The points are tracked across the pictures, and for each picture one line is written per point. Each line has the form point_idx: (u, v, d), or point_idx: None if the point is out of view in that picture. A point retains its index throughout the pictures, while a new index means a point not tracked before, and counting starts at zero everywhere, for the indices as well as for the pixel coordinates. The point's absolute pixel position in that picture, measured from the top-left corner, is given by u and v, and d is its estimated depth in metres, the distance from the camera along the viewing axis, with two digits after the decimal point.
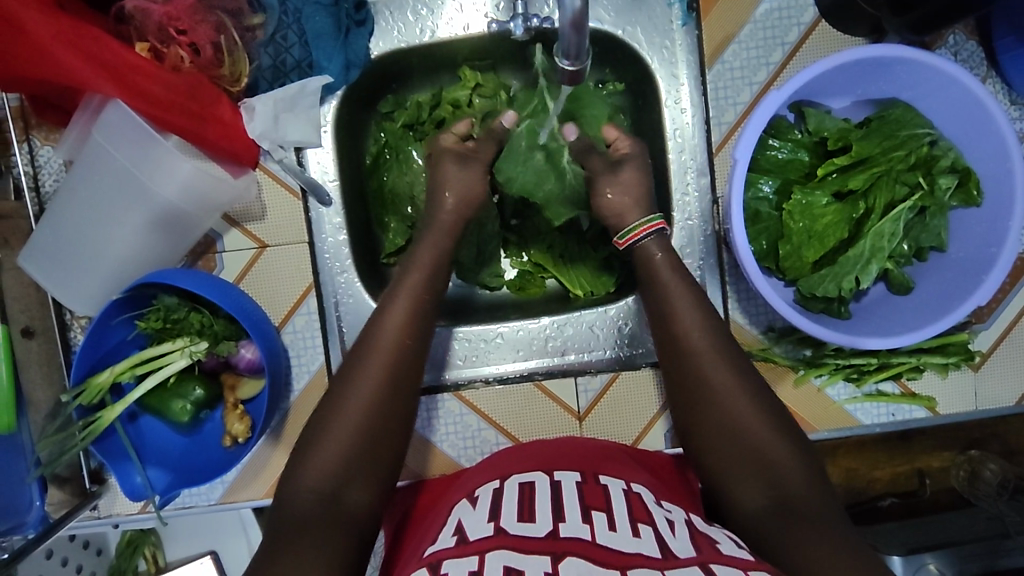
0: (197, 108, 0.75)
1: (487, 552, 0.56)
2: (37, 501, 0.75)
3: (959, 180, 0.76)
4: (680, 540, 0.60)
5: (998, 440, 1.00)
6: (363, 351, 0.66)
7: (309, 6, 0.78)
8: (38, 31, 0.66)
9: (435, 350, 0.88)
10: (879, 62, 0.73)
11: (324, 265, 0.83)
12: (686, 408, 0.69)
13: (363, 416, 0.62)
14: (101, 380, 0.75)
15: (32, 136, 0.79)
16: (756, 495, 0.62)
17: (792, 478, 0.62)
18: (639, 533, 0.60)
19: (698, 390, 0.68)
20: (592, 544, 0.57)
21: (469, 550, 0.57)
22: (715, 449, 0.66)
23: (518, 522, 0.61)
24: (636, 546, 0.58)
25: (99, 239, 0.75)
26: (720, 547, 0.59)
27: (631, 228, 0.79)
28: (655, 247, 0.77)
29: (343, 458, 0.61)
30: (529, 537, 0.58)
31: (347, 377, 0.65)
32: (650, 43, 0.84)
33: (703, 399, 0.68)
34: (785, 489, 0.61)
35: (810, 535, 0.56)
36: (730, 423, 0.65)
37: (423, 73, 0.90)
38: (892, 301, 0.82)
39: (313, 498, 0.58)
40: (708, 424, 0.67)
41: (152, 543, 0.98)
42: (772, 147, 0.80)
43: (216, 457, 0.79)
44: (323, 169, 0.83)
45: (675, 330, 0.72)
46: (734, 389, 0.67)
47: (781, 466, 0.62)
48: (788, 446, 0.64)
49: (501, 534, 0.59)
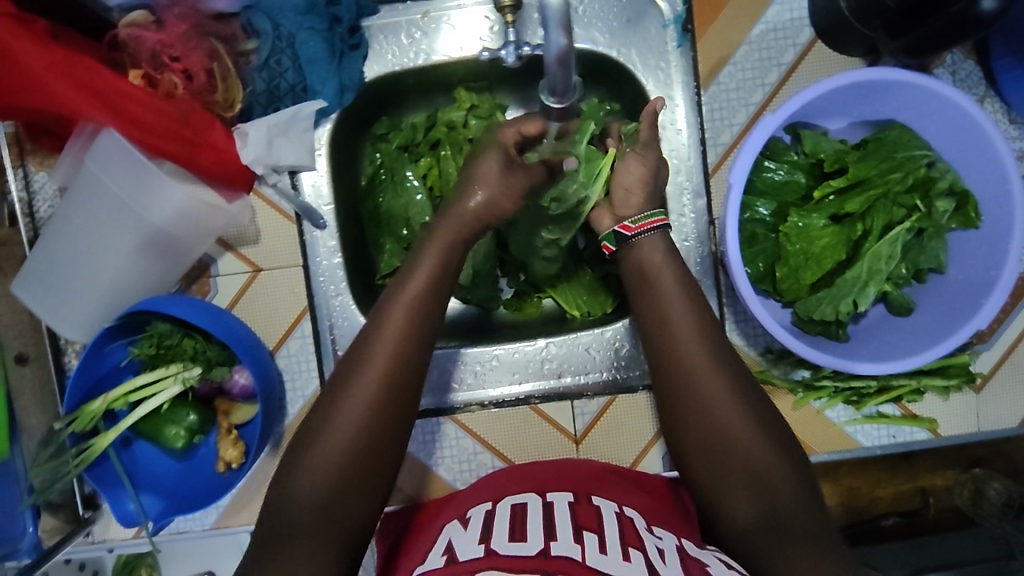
0: (190, 133, 0.75)
1: (480, 571, 0.56)
2: (30, 529, 0.74)
3: (957, 203, 0.75)
4: (670, 567, 0.59)
5: (1003, 459, 0.98)
6: (331, 386, 0.65)
7: (303, 31, 0.78)
8: (30, 61, 0.67)
9: (440, 368, 0.87)
10: (875, 85, 0.73)
11: (319, 287, 0.82)
12: (670, 410, 0.69)
13: (377, 453, 0.62)
14: (94, 407, 0.74)
15: (27, 161, 0.79)
16: (746, 506, 0.62)
17: (785, 485, 0.62)
18: (629, 556, 0.59)
19: (686, 404, 0.67)
20: (582, 565, 0.56)
21: (458, 570, 0.57)
22: (694, 454, 0.67)
23: (510, 542, 0.60)
24: (626, 569, 0.57)
25: (92, 266, 0.75)
26: (710, 568, 0.60)
27: (642, 216, 0.76)
28: (657, 241, 0.75)
29: (316, 488, 0.59)
30: (520, 556, 0.57)
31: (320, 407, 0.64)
32: (644, 66, 0.83)
33: (691, 418, 0.67)
34: (776, 500, 0.61)
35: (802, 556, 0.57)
36: (724, 441, 0.64)
37: (418, 95, 0.89)
38: (892, 322, 0.81)
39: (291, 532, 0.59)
40: (686, 421, 0.67)
41: (148, 564, 0.96)
42: (768, 169, 0.79)
43: (209, 483, 0.78)
44: (318, 193, 0.82)
45: (659, 335, 0.70)
46: (719, 407, 0.66)
47: (765, 465, 0.63)
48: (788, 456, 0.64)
49: (494, 555, 0.58)
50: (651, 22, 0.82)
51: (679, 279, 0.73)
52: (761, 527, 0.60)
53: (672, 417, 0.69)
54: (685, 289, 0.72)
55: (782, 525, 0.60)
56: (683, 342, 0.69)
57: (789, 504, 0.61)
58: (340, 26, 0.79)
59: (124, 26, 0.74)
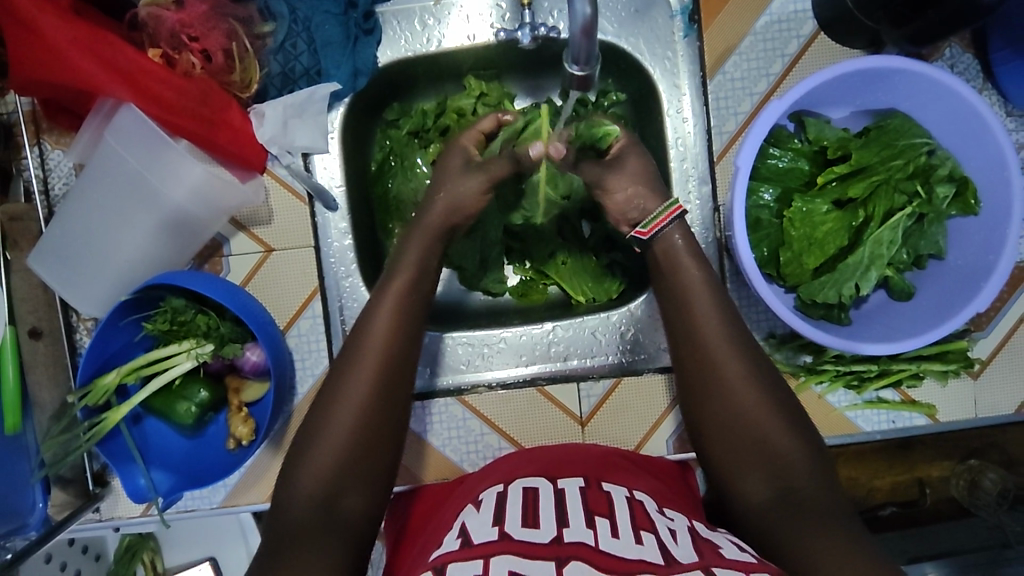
0: (208, 114, 0.76)
1: (492, 556, 0.56)
2: (40, 503, 0.75)
3: (956, 189, 0.77)
4: (682, 547, 0.60)
5: (998, 450, 1.00)
6: (348, 361, 0.66)
7: (319, 14, 0.80)
8: (56, 37, 0.68)
9: (427, 357, 0.89)
10: (877, 73, 0.75)
11: (328, 267, 0.84)
12: (692, 389, 0.69)
13: (382, 423, 0.64)
14: (106, 381, 0.75)
15: (43, 139, 0.80)
16: (761, 486, 0.63)
17: (800, 465, 0.63)
18: (641, 540, 0.60)
19: (704, 383, 0.68)
20: (595, 549, 0.57)
21: (474, 553, 0.57)
22: (715, 435, 0.67)
23: (523, 528, 0.61)
24: (638, 551, 0.58)
25: (109, 241, 0.76)
26: (722, 552, 0.59)
27: (653, 216, 0.75)
28: (675, 232, 0.75)
29: (338, 454, 0.62)
30: (534, 543, 0.59)
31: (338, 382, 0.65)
32: (653, 55, 0.86)
33: (709, 397, 0.68)
34: (793, 480, 0.62)
35: (810, 532, 0.57)
36: (743, 421, 0.65)
37: (428, 82, 0.91)
38: (893, 307, 0.83)
39: (310, 503, 0.60)
40: (703, 401, 0.68)
41: (151, 548, 0.98)
42: (773, 156, 0.81)
43: (220, 459, 0.79)
44: (331, 175, 0.84)
45: (681, 314, 0.71)
46: (739, 383, 0.66)
47: (786, 446, 0.64)
48: (801, 430, 0.65)
49: (506, 539, 0.59)
50: (659, 12, 0.85)
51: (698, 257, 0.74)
52: (777, 507, 0.61)
53: (696, 399, 0.69)
54: (705, 269, 0.73)
55: (796, 504, 0.61)
56: (704, 324, 0.69)
57: (798, 482, 0.62)
58: (356, 11, 0.81)
59: (144, 5, 0.75)
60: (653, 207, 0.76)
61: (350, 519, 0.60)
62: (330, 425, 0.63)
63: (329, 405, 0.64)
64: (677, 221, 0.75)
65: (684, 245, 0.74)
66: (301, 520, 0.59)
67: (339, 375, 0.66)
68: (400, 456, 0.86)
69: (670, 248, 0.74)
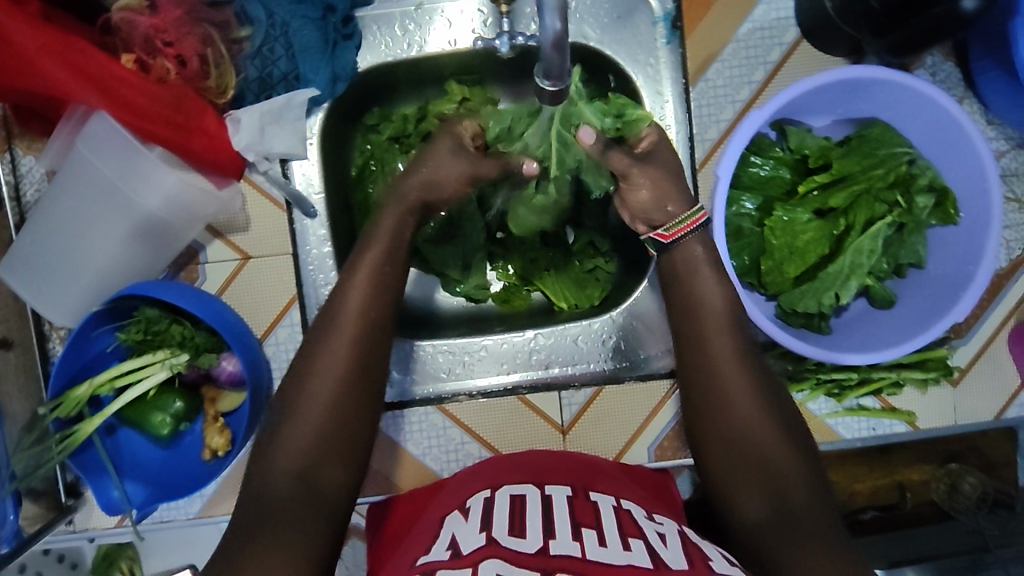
0: (181, 120, 0.74)
1: (480, 562, 0.56)
2: (11, 515, 0.71)
3: (936, 199, 0.77)
4: (672, 550, 0.60)
5: (977, 454, 0.99)
6: (311, 370, 0.63)
7: (297, 19, 0.78)
8: (25, 42, 0.66)
9: (401, 361, 0.87)
10: (858, 83, 0.74)
11: (308, 276, 0.82)
12: (694, 400, 0.69)
13: (357, 428, 0.63)
14: (79, 394, 0.73)
15: (15, 145, 0.78)
16: (758, 504, 0.62)
17: (798, 477, 0.62)
18: (629, 546, 0.60)
19: (711, 393, 0.67)
20: (583, 562, 0.56)
21: (462, 561, 0.57)
22: (719, 448, 0.66)
23: (510, 535, 0.60)
24: (626, 558, 0.58)
25: (79, 249, 0.75)
26: (712, 564, 0.59)
27: (677, 220, 0.74)
28: (696, 242, 0.74)
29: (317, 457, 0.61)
30: (522, 551, 0.58)
31: (307, 398, 0.62)
32: (634, 60, 0.85)
33: (713, 405, 0.67)
34: (791, 501, 0.60)
35: (802, 541, 0.57)
36: (744, 433, 0.64)
37: (410, 87, 0.90)
38: (874, 316, 0.82)
39: (287, 480, 0.59)
40: (708, 411, 0.67)
41: (130, 556, 0.96)
42: (754, 164, 0.80)
43: (194, 470, 0.78)
44: (308, 181, 0.82)
45: (692, 323, 0.71)
46: (745, 394, 0.66)
47: (788, 467, 0.62)
48: (795, 443, 0.64)
49: (493, 545, 0.59)
50: (642, 18, 0.84)
51: (711, 267, 0.72)
52: (771, 524, 0.60)
53: (698, 409, 0.68)
54: (693, 266, 0.73)
55: (792, 521, 0.59)
56: (712, 338, 0.69)
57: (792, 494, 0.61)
58: (334, 15, 0.79)
59: (118, 9, 0.73)
60: (679, 212, 0.75)
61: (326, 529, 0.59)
62: (302, 435, 0.61)
63: (302, 413, 0.62)
64: (699, 231, 0.74)
65: (703, 255, 0.73)
66: None
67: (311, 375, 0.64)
68: (380, 464, 0.86)
69: (686, 254, 0.73)
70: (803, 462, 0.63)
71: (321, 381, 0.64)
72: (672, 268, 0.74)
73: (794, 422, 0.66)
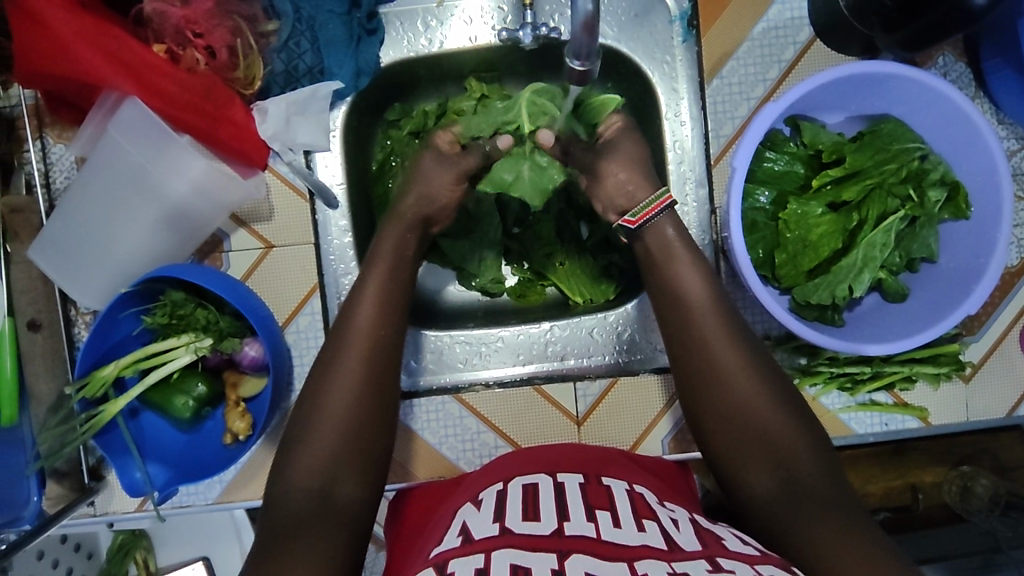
0: (210, 109, 0.77)
1: (493, 550, 0.56)
2: (34, 497, 0.73)
3: (948, 193, 0.79)
4: (684, 534, 0.60)
5: (990, 456, 1.00)
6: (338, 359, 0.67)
7: (323, 13, 0.81)
8: (61, 27, 0.69)
9: (414, 350, 0.90)
10: (871, 78, 0.76)
11: (329, 265, 0.85)
12: (688, 384, 0.69)
13: (375, 412, 0.65)
14: (105, 373, 0.75)
15: (46, 133, 0.80)
16: (765, 477, 0.63)
17: (807, 459, 0.63)
18: (643, 527, 0.60)
19: (707, 377, 0.68)
20: (598, 541, 0.57)
21: (475, 548, 0.57)
22: (726, 433, 0.66)
23: (524, 521, 0.61)
24: (641, 538, 0.58)
25: (108, 234, 0.77)
26: (725, 542, 0.59)
27: (642, 205, 0.77)
28: (666, 224, 0.76)
29: (337, 435, 0.63)
30: (535, 535, 0.58)
31: (333, 382, 0.65)
32: (651, 59, 0.87)
33: (707, 389, 0.68)
34: (797, 471, 0.62)
35: (813, 516, 0.58)
36: (739, 414, 0.65)
37: (430, 84, 0.92)
38: (886, 309, 0.84)
39: (304, 500, 0.60)
40: (706, 394, 0.68)
41: (144, 547, 0.97)
42: (769, 159, 0.82)
43: (214, 454, 0.79)
44: (331, 173, 0.85)
45: (680, 312, 0.71)
46: (741, 371, 0.67)
47: (789, 444, 0.63)
48: (797, 420, 0.65)
49: (507, 534, 0.59)
50: (658, 17, 0.87)
51: (691, 254, 0.74)
52: (783, 498, 0.61)
53: (693, 395, 0.69)
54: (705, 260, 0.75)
55: (802, 498, 0.60)
56: (705, 323, 0.70)
57: (804, 476, 0.62)
58: (359, 11, 0.82)
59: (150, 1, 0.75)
60: (644, 197, 0.78)
61: (348, 505, 0.61)
62: (324, 423, 0.63)
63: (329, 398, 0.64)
64: (667, 213, 0.76)
65: (676, 237, 0.75)
66: (302, 506, 0.59)
67: (336, 366, 0.66)
68: (397, 453, 0.86)
69: (659, 236, 0.75)
70: (815, 445, 0.64)
71: (344, 362, 0.66)
72: (648, 254, 0.76)
73: (807, 410, 0.67)
